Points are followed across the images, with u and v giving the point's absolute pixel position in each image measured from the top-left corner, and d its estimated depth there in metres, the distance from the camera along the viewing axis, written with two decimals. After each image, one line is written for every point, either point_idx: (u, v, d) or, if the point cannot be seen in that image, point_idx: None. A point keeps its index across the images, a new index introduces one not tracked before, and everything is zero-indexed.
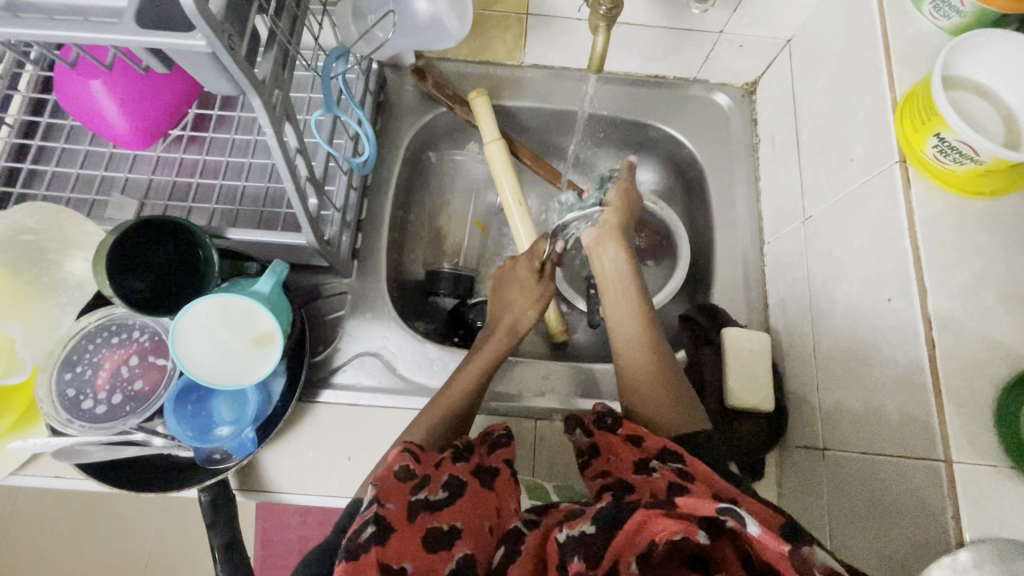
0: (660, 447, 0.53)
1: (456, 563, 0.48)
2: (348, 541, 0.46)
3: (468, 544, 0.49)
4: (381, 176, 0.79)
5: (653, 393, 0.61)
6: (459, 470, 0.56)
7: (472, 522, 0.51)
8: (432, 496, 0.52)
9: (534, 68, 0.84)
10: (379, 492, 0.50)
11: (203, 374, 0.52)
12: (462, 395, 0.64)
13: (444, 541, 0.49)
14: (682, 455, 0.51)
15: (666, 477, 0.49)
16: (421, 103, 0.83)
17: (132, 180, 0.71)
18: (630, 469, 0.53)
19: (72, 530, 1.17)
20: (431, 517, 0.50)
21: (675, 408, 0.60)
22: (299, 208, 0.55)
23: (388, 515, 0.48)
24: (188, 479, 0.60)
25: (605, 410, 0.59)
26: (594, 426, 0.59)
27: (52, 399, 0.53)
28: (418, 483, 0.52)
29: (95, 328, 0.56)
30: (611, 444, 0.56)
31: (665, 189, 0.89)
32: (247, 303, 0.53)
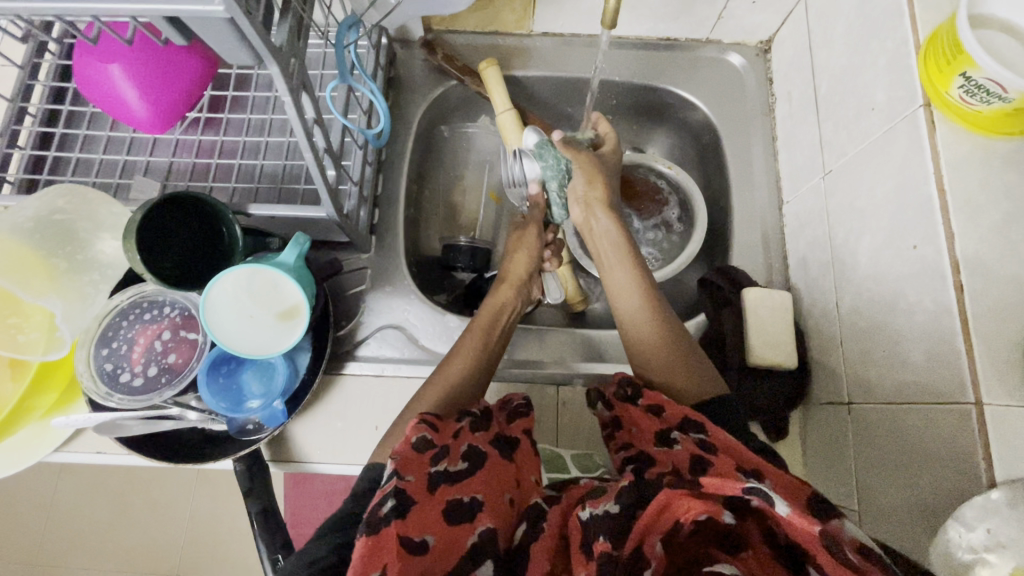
0: (681, 417, 0.54)
1: (478, 536, 0.49)
2: (368, 514, 0.46)
3: (490, 518, 0.50)
4: (395, 151, 0.79)
5: (676, 355, 0.62)
6: (479, 440, 0.55)
7: (493, 498, 0.51)
8: (452, 468, 0.51)
9: (544, 36, 0.83)
10: (399, 466, 0.49)
11: (239, 345, 0.53)
12: (467, 355, 0.63)
13: (467, 513, 0.49)
14: (702, 425, 0.53)
15: (688, 450, 0.51)
16: (431, 77, 0.82)
17: (152, 163, 0.72)
18: (653, 440, 0.56)
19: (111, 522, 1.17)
20: (451, 489, 0.50)
21: (699, 372, 0.61)
22: (319, 179, 0.55)
23: (408, 488, 0.48)
24: (224, 451, 0.62)
25: (623, 379, 0.62)
26: (614, 398, 0.62)
27: (92, 374, 0.55)
28: (436, 455, 0.52)
29: (127, 306, 0.58)
30: (633, 417, 0.59)
31: (680, 155, 0.89)
32: (273, 275, 0.54)
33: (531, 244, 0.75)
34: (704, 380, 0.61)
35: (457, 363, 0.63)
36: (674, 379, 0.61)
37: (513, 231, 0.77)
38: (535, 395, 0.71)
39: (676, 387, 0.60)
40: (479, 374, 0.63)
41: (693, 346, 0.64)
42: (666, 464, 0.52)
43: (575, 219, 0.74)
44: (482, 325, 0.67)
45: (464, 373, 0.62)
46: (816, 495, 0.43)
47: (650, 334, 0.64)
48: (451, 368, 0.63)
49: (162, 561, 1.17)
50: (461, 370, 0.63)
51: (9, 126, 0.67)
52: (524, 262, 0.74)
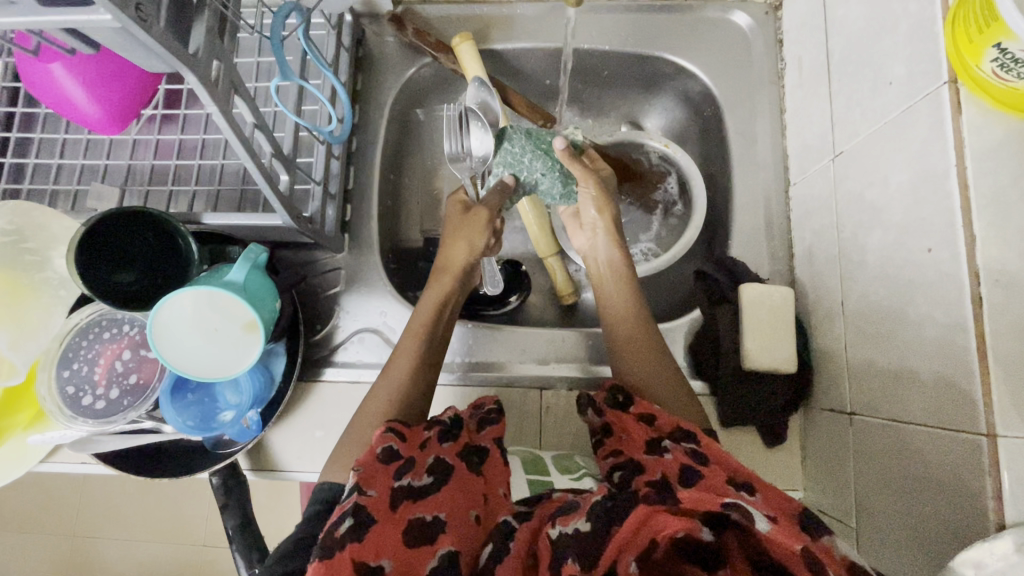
0: (675, 426, 0.50)
1: (439, 560, 0.43)
2: (324, 534, 0.42)
3: (453, 541, 0.44)
4: (366, 140, 0.74)
5: (639, 347, 0.60)
6: (446, 452, 0.49)
7: (457, 514, 0.45)
8: (416, 482, 0.46)
9: (525, 3, 0.75)
10: (360, 480, 0.44)
11: (173, 355, 0.51)
12: (413, 357, 0.59)
13: (428, 535, 0.44)
14: (695, 436, 0.48)
15: (678, 461, 0.46)
16: (403, 55, 0.76)
17: (112, 166, 0.69)
18: (642, 449, 0.50)
19: (132, 503, 1.22)
20: (415, 507, 0.45)
21: (650, 361, 0.59)
22: (268, 190, 0.51)
23: (368, 505, 0.43)
24: (199, 465, 0.62)
25: (616, 386, 0.56)
26: (604, 404, 0.56)
27: (54, 398, 0.54)
28: (401, 468, 0.47)
29: (87, 324, 0.57)
30: (623, 424, 0.53)
31: (679, 130, 0.81)
32: (243, 312, 0.52)
33: (477, 229, 0.64)
34: (662, 374, 0.59)
35: (405, 365, 0.58)
36: (633, 371, 0.59)
37: (454, 211, 0.66)
38: (517, 399, 0.68)
39: (644, 391, 0.58)
40: (428, 375, 0.59)
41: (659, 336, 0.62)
42: (653, 474, 0.46)
43: (580, 247, 0.70)
44: (421, 327, 0.60)
45: (413, 377, 0.58)
46: (807, 513, 0.39)
47: (627, 324, 0.62)
48: (397, 370, 0.58)
49: (181, 540, 1.21)
50: (409, 374, 0.58)
51: None
52: (467, 251, 0.64)
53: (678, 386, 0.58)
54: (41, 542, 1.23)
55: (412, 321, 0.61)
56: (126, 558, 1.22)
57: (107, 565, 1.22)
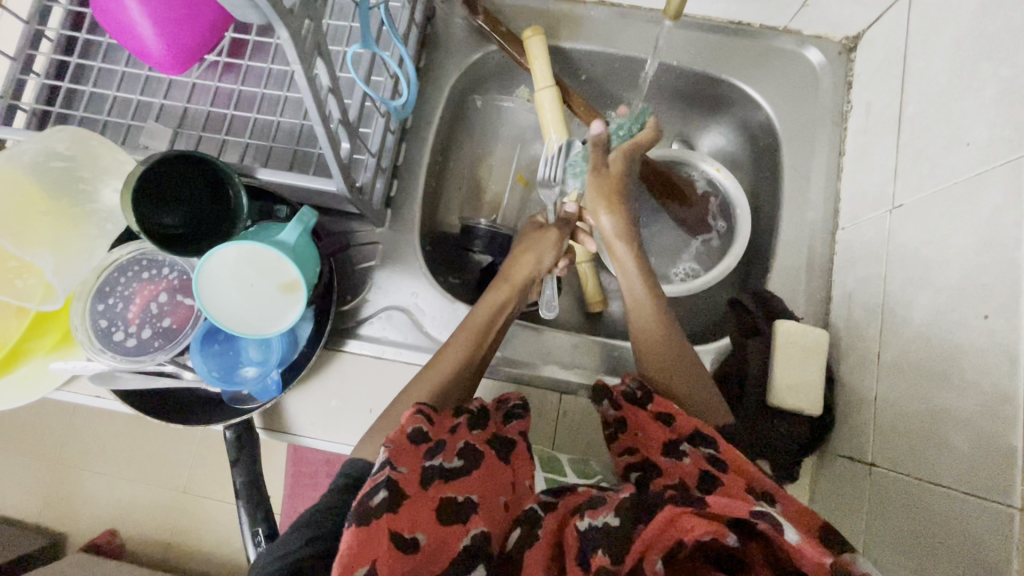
0: (692, 429, 0.49)
1: (471, 540, 0.42)
2: (358, 503, 0.40)
3: (484, 522, 0.43)
4: (421, 119, 0.73)
5: (679, 371, 0.59)
6: (475, 439, 0.49)
7: (489, 496, 0.45)
8: (447, 464, 0.45)
9: (599, 6, 0.74)
10: (390, 454, 0.43)
11: (208, 284, 0.51)
12: (464, 353, 0.59)
13: (460, 515, 0.43)
14: (715, 440, 0.47)
15: (696, 468, 0.46)
16: (470, 40, 0.75)
17: (167, 106, 0.68)
18: (659, 449, 0.49)
19: (125, 433, 1.22)
20: (445, 486, 0.44)
21: (687, 381, 0.58)
22: (330, 155, 0.51)
23: (399, 482, 0.42)
24: (216, 415, 0.62)
25: (635, 381, 0.54)
26: (621, 398, 0.54)
27: (86, 328, 0.55)
28: (431, 448, 0.45)
29: (127, 261, 0.57)
30: (638, 421, 0.52)
31: (732, 156, 0.80)
32: (291, 288, 0.53)
33: (545, 249, 0.67)
34: (703, 386, 0.58)
35: (455, 359, 0.59)
36: (674, 387, 0.58)
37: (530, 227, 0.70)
38: (536, 399, 0.68)
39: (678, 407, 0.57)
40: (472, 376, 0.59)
41: (690, 350, 0.61)
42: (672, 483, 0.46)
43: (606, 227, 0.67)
44: (478, 326, 0.61)
45: (463, 373, 0.58)
46: (827, 526, 0.40)
47: (665, 343, 0.60)
48: (445, 366, 0.58)
49: (165, 480, 1.21)
50: (460, 369, 0.58)
51: (25, 49, 0.63)
52: (530, 267, 0.66)
53: (713, 394, 0.58)
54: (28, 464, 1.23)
55: (470, 321, 0.62)
56: (110, 493, 1.22)
57: (89, 496, 1.23)
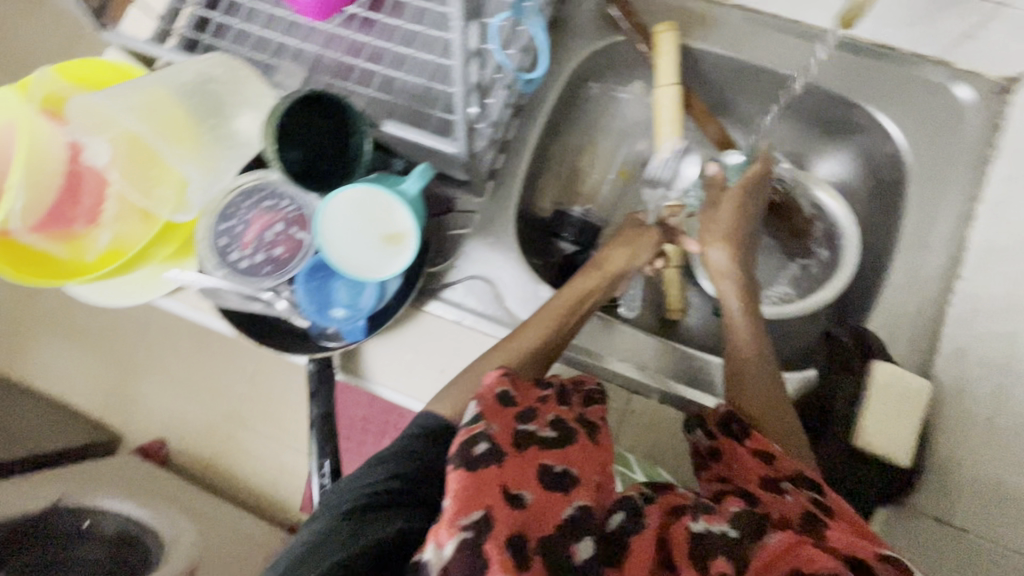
0: (794, 471, 0.49)
1: (574, 510, 0.41)
2: (460, 449, 0.41)
3: (588, 496, 0.42)
4: (537, 98, 0.74)
5: (760, 383, 0.58)
6: (565, 413, 0.48)
7: (587, 473, 0.44)
8: (540, 431, 0.45)
9: (738, 9, 0.72)
10: (483, 411, 0.45)
11: (329, 216, 0.54)
12: (552, 324, 0.60)
13: (561, 483, 0.42)
14: (816, 483, 0.48)
15: (800, 504, 0.46)
16: (599, 27, 0.74)
17: (303, 50, 0.70)
18: (756, 483, 0.50)
19: (182, 355, 1.26)
20: (544, 452, 0.43)
21: (766, 394, 0.57)
22: (460, 116, 0.53)
23: (495, 436, 0.42)
24: (301, 347, 0.65)
25: (732, 412, 0.55)
26: (715, 426, 0.55)
27: (207, 243, 0.59)
28: (523, 414, 0.46)
29: (251, 187, 0.60)
30: (734, 454, 0.53)
31: (847, 185, 0.76)
32: (400, 244, 0.54)
33: (643, 246, 0.66)
34: (784, 408, 0.57)
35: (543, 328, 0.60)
36: (752, 411, 0.57)
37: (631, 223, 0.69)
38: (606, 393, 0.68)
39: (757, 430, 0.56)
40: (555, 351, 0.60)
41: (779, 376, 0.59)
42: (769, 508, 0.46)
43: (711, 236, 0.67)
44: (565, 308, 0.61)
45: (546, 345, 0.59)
46: None
47: (755, 357, 0.59)
48: (532, 332, 0.59)
49: (214, 405, 1.26)
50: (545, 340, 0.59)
51: None
52: (628, 258, 0.65)
53: (789, 417, 0.58)
54: (92, 364, 1.29)
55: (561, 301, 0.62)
56: (164, 406, 1.28)
57: (144, 407, 1.29)
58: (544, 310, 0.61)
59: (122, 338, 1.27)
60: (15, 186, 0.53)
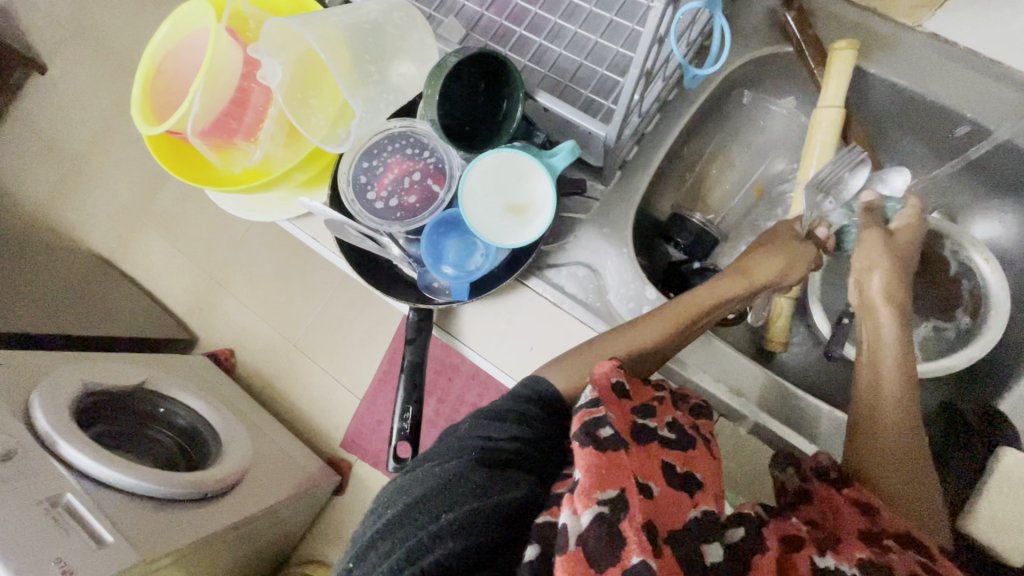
0: (902, 530, 0.46)
1: (699, 513, 0.43)
2: (585, 428, 0.43)
3: (711, 501, 0.44)
4: (686, 95, 0.71)
5: (882, 436, 0.54)
6: (680, 420, 0.51)
7: (707, 479, 0.46)
8: (659, 429, 0.48)
9: (930, 38, 0.66)
10: (600, 397, 0.47)
11: (476, 175, 0.56)
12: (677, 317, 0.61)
13: (685, 484, 0.44)
14: (927, 549, 0.44)
15: (908, 564, 0.43)
16: (768, 31, 0.70)
17: (465, 7, 0.71)
18: (853, 531, 0.46)
19: (268, 275, 1.33)
20: (663, 451, 0.46)
21: (888, 452, 0.54)
22: (626, 98, 0.51)
23: (616, 423, 0.45)
24: (407, 296, 0.67)
25: (831, 462, 0.53)
26: (809, 471, 0.54)
27: (349, 178, 0.62)
28: (641, 411, 0.48)
29: (398, 133, 0.63)
30: (833, 504, 0.49)
31: (1004, 251, 0.69)
32: (530, 221, 0.58)
33: (797, 260, 0.65)
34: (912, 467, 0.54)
35: (668, 319, 0.61)
36: (878, 468, 0.53)
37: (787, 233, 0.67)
38: None
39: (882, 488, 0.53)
40: (676, 344, 0.61)
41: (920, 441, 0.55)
42: (875, 557, 0.43)
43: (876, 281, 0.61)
44: (694, 305, 0.62)
45: (669, 337, 0.60)
46: None
47: (874, 412, 0.56)
48: (659, 321, 0.61)
49: (288, 328, 1.33)
50: (669, 332, 0.60)
51: None
52: (777, 272, 0.64)
53: (916, 488, 0.53)
54: (190, 267, 1.39)
55: (690, 297, 0.62)
56: (243, 319, 1.36)
57: (226, 315, 1.38)
58: (671, 302, 0.62)
59: (224, 250, 1.36)
60: (196, 93, 0.56)
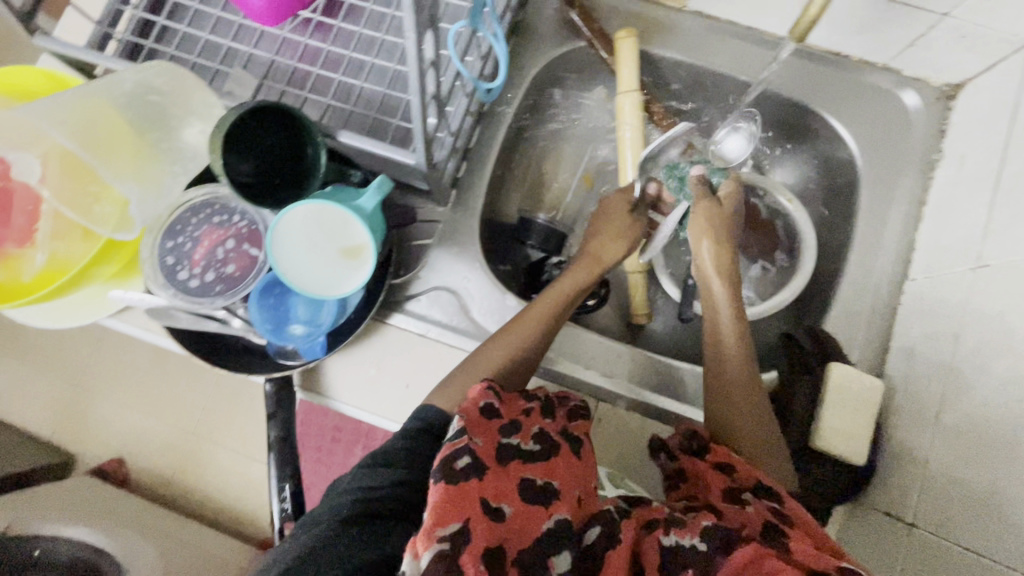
0: (754, 480, 0.50)
1: (553, 524, 0.44)
2: (442, 460, 0.42)
3: (566, 509, 0.45)
4: (499, 103, 0.73)
5: (731, 387, 0.59)
6: (548, 427, 0.51)
7: (567, 488, 0.47)
8: (524, 445, 0.48)
9: (696, 16, 0.73)
10: (466, 424, 0.46)
11: (282, 229, 0.53)
12: (550, 307, 0.62)
13: (538, 497, 0.45)
14: (777, 493, 0.49)
15: (760, 513, 0.46)
16: (559, 31, 0.74)
17: (254, 56, 0.68)
18: (719, 494, 0.51)
19: (139, 368, 1.20)
20: (523, 466, 0.46)
21: (748, 406, 0.58)
22: (418, 127, 0.51)
23: (478, 449, 0.44)
24: (259, 368, 0.62)
25: (691, 430, 0.57)
26: (678, 447, 0.57)
27: (153, 262, 0.56)
28: (508, 427, 0.48)
29: (200, 203, 0.58)
30: (696, 469, 0.54)
31: (803, 189, 0.78)
32: (350, 267, 0.54)
33: (631, 228, 0.70)
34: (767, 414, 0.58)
35: (539, 313, 0.62)
36: (745, 424, 0.57)
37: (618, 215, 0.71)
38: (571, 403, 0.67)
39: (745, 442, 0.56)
40: (551, 336, 0.62)
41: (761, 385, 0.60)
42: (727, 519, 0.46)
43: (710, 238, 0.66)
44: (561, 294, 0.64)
45: (543, 331, 0.61)
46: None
47: (732, 362, 0.60)
48: (530, 319, 0.61)
49: (173, 422, 1.20)
50: (541, 326, 0.61)
51: None
52: (623, 251, 0.69)
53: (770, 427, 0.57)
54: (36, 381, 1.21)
55: (553, 291, 0.64)
56: (115, 426, 1.21)
57: (94, 425, 1.21)
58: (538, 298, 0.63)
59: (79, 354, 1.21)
60: None
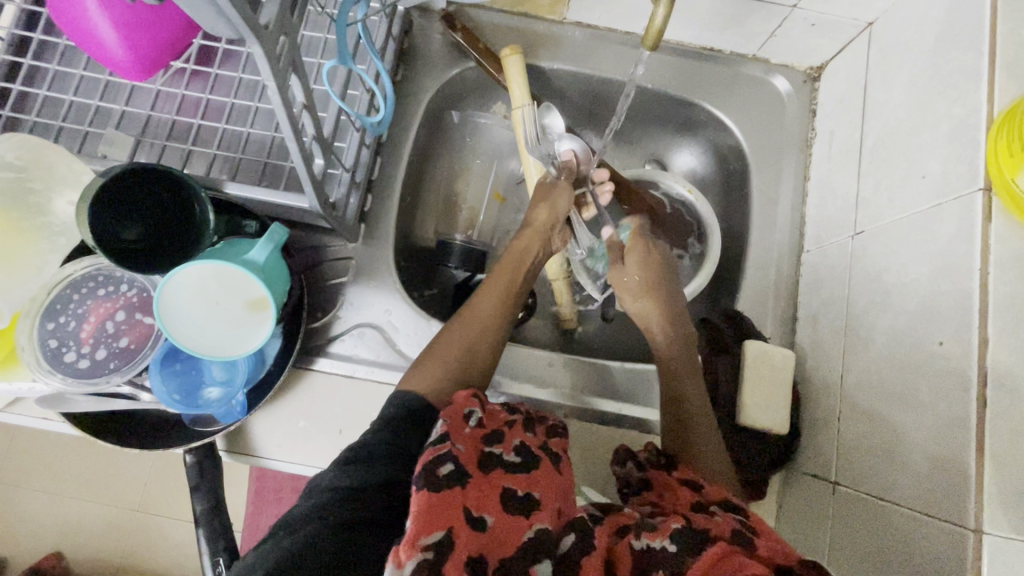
0: (723, 496, 0.49)
1: (535, 533, 0.42)
2: (425, 467, 0.42)
3: (548, 519, 0.43)
4: (397, 131, 0.72)
5: (665, 372, 0.63)
6: (530, 440, 0.50)
7: (550, 497, 0.45)
8: (507, 455, 0.47)
9: (577, 26, 0.75)
10: (449, 429, 0.46)
11: (173, 291, 0.50)
12: (495, 298, 0.61)
13: (520, 509, 0.43)
14: (744, 510, 0.47)
15: (729, 521, 0.44)
16: (448, 54, 0.75)
17: (129, 113, 0.65)
18: (687, 505, 0.49)
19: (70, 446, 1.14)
20: (506, 477, 0.45)
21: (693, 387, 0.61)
22: (304, 171, 0.49)
23: (461, 456, 0.44)
24: (176, 440, 0.59)
25: (658, 449, 0.58)
26: (647, 461, 0.57)
27: (34, 348, 0.52)
28: (492, 438, 0.48)
29: (82, 277, 0.55)
30: (666, 482, 0.53)
31: (703, 177, 0.82)
32: (254, 322, 0.52)
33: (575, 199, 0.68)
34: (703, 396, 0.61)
35: (488, 304, 0.61)
36: (691, 411, 0.59)
37: None
38: None
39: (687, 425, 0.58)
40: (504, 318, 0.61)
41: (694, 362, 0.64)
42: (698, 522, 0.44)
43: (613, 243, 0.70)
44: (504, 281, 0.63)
45: (494, 317, 0.60)
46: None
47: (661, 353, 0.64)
48: (480, 311, 0.60)
49: (112, 498, 1.14)
50: (492, 314, 0.60)
51: None
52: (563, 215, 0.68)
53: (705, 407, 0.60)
54: None
55: (490, 283, 0.63)
56: (54, 511, 1.14)
57: (28, 515, 1.14)
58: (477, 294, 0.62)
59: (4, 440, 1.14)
60: None
